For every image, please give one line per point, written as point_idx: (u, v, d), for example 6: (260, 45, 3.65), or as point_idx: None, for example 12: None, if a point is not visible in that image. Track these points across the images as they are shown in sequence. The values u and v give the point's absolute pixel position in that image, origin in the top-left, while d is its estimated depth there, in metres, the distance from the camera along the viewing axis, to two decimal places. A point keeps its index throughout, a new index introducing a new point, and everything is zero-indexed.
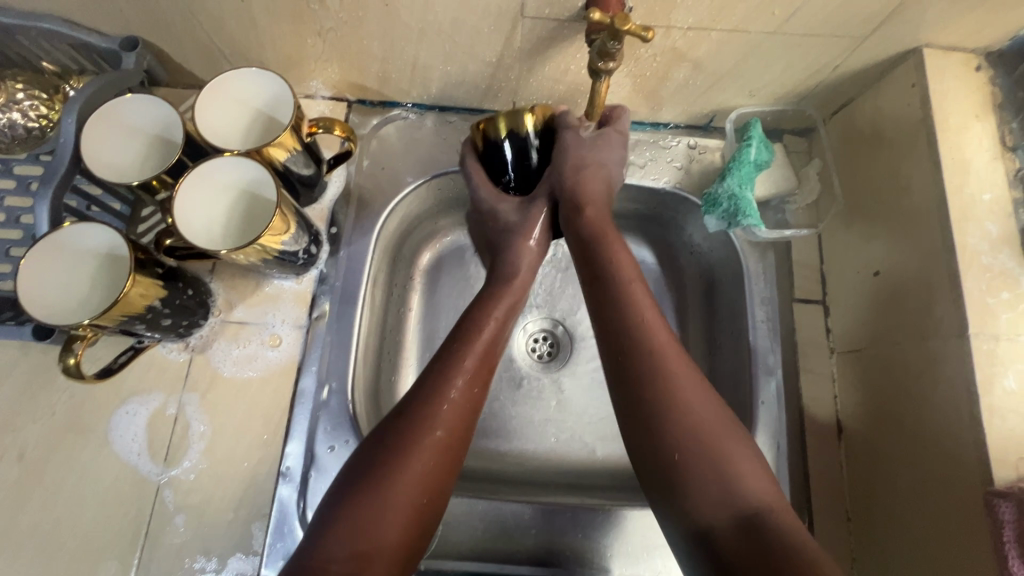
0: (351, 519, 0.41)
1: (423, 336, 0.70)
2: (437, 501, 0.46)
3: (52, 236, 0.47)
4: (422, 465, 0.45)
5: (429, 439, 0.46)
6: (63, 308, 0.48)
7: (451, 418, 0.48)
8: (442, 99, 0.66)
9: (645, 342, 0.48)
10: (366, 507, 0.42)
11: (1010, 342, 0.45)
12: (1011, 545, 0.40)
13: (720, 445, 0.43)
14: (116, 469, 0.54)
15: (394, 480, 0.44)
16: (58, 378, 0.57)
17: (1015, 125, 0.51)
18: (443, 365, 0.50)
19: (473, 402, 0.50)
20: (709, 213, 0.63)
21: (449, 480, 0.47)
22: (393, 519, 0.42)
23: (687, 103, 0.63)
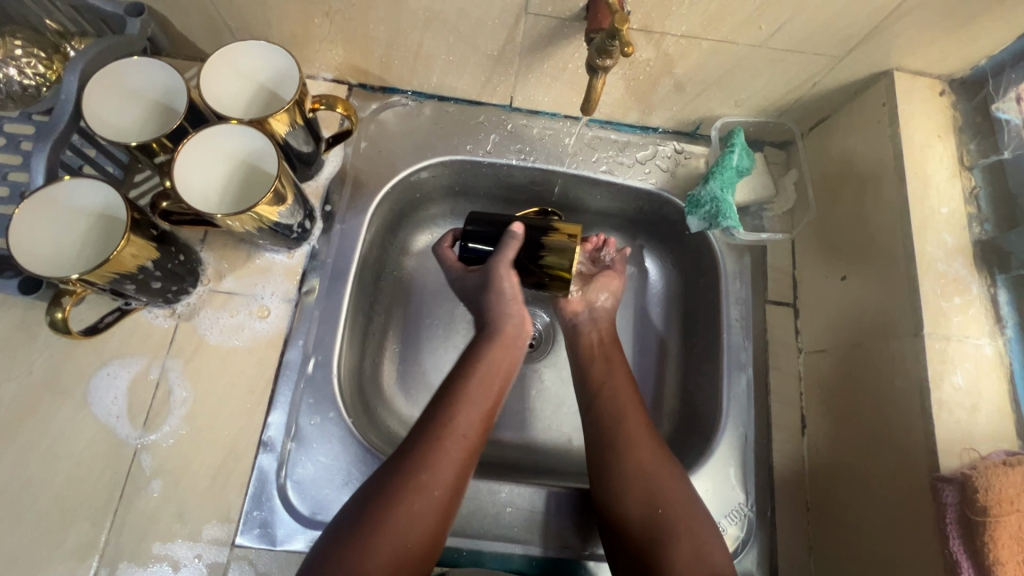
0: (334, 574, 0.42)
1: (409, 331, 0.71)
2: (424, 560, 0.46)
3: (47, 188, 0.47)
4: (411, 523, 0.45)
5: (422, 495, 0.46)
6: (53, 259, 0.48)
7: (452, 473, 0.48)
8: (441, 89, 0.68)
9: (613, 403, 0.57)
10: (350, 554, 0.43)
11: (959, 342, 0.49)
12: (953, 526, 0.43)
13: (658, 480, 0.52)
14: (92, 431, 0.54)
15: (377, 532, 0.44)
16: (38, 336, 0.56)
17: (972, 147, 0.55)
18: (443, 415, 0.50)
19: (473, 457, 0.50)
20: (691, 214, 0.66)
21: (439, 534, 0.47)
22: (374, 570, 0.43)
23: (676, 108, 0.67)
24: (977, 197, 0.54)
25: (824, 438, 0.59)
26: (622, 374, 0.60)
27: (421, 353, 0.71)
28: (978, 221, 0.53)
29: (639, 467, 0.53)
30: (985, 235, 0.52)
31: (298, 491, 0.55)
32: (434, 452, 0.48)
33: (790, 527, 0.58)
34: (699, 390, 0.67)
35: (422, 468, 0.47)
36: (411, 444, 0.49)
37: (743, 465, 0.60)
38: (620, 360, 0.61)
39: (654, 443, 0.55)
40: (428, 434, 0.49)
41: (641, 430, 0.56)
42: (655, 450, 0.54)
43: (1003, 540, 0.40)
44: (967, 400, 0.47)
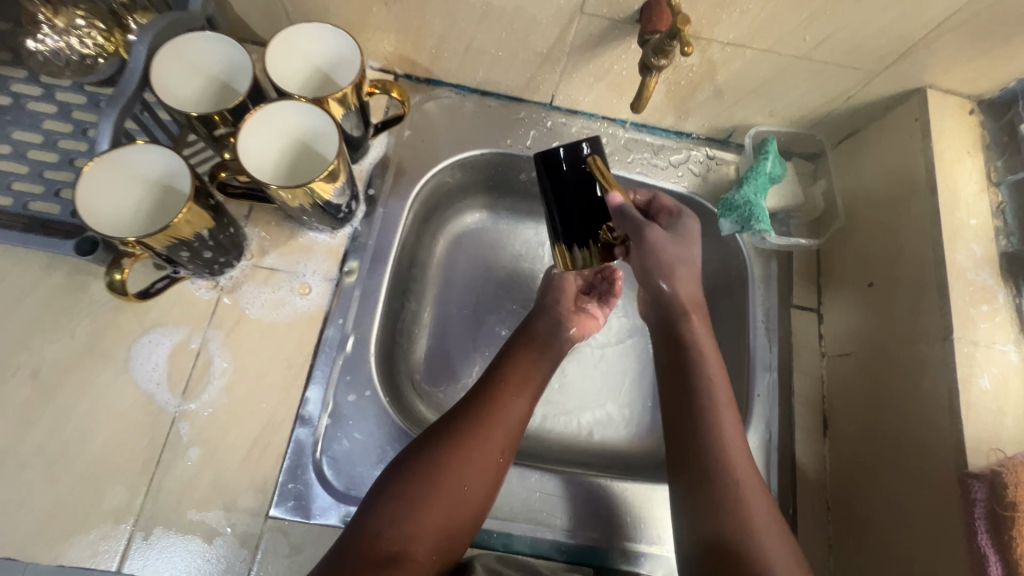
0: (401, 509, 0.47)
1: (434, 322, 0.72)
2: (478, 515, 0.50)
3: (108, 154, 0.47)
4: (471, 477, 0.50)
5: (479, 455, 0.51)
6: (120, 223, 0.50)
7: (503, 436, 0.53)
8: (485, 84, 0.70)
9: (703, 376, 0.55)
10: (405, 503, 0.47)
11: (986, 348, 0.51)
12: (982, 521, 0.44)
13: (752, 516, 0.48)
14: (132, 396, 0.54)
15: (433, 487, 0.48)
16: (83, 300, 0.57)
17: (999, 164, 0.58)
18: (494, 382, 0.56)
19: (518, 432, 0.54)
20: (724, 216, 0.67)
21: (485, 501, 0.51)
22: (429, 524, 0.47)
23: (713, 115, 0.69)
24: (1003, 211, 0.56)
25: (846, 439, 0.60)
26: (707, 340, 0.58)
27: (450, 342, 0.72)
28: (1004, 234, 0.55)
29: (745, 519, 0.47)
30: (1012, 247, 0.55)
31: (333, 466, 0.55)
32: (488, 415, 0.53)
33: (810, 524, 0.60)
34: None
35: (481, 427, 0.52)
36: (469, 407, 0.54)
37: (767, 462, 0.61)
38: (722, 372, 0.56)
39: (784, 541, 0.47)
40: (481, 404, 0.54)
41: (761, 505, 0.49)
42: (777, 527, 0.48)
43: None
44: (994, 402, 0.49)
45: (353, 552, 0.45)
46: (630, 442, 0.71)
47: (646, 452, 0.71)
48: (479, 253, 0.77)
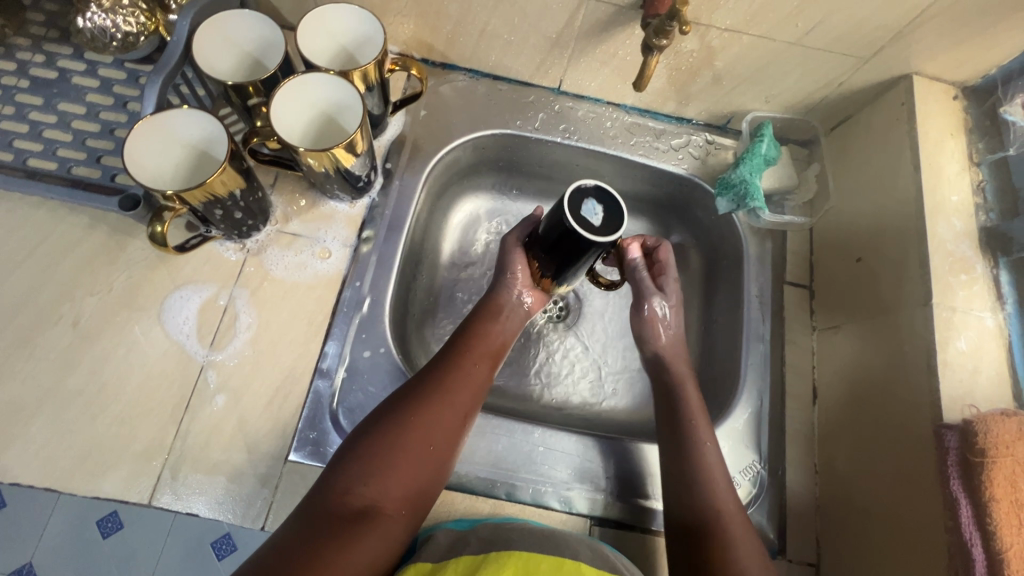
0: (370, 467, 0.48)
1: (447, 297, 0.76)
2: (442, 472, 0.52)
3: (146, 120, 0.51)
4: (435, 435, 0.52)
5: (442, 415, 0.53)
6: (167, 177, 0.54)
7: (464, 401, 0.55)
8: (497, 68, 0.74)
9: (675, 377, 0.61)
10: (373, 462, 0.49)
11: (964, 313, 0.54)
12: (954, 468, 0.47)
13: (720, 509, 0.52)
14: (164, 346, 0.59)
15: (399, 448, 0.50)
16: (121, 257, 0.61)
17: (980, 146, 0.61)
18: (454, 351, 0.58)
19: (476, 398, 0.56)
20: (721, 196, 0.72)
21: (448, 461, 0.53)
22: (397, 483, 0.49)
23: (712, 101, 0.73)
24: (984, 189, 0.59)
25: (833, 405, 0.64)
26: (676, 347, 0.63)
27: (458, 313, 0.76)
28: (984, 210, 0.59)
29: (710, 498, 0.53)
30: (991, 223, 0.58)
31: (349, 416, 0.59)
32: (451, 377, 0.55)
33: (798, 485, 0.63)
34: (717, 360, 0.72)
35: (444, 388, 0.54)
36: (432, 371, 0.56)
37: (758, 426, 0.64)
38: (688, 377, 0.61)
39: (751, 532, 0.51)
40: (442, 370, 0.56)
41: (729, 498, 0.53)
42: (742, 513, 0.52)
43: (998, 480, 0.45)
44: (969, 362, 0.52)
45: (322, 508, 0.46)
46: (628, 411, 0.75)
47: (643, 421, 0.74)
48: (487, 230, 0.81)
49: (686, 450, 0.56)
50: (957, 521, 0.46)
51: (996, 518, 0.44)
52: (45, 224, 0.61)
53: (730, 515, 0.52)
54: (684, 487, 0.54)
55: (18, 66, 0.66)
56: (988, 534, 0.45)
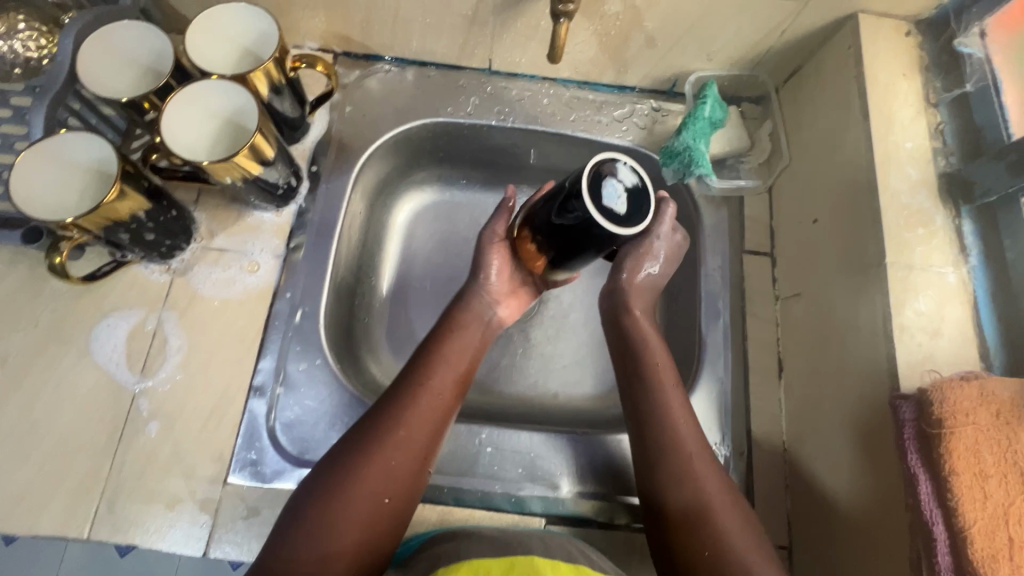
0: (318, 523, 0.45)
1: (397, 300, 0.74)
2: (401, 520, 0.49)
3: (38, 186, 0.51)
4: (390, 482, 0.48)
5: (397, 452, 0.49)
6: (93, 182, 0.53)
7: (423, 428, 0.51)
8: (422, 54, 0.71)
9: (651, 376, 0.56)
10: (322, 517, 0.45)
11: (921, 270, 0.49)
12: (910, 441, 0.44)
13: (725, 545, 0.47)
14: (95, 377, 0.57)
15: (349, 494, 0.47)
16: (44, 290, 0.60)
17: (938, 84, 0.56)
18: (413, 376, 0.54)
19: (440, 422, 0.53)
20: (666, 164, 0.67)
21: (410, 497, 0.50)
22: (348, 533, 0.46)
23: (651, 65, 0.68)
24: (943, 131, 0.54)
25: (798, 377, 0.60)
26: (650, 335, 0.58)
27: (409, 315, 0.73)
28: (943, 154, 0.53)
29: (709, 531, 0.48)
30: (951, 167, 0.53)
31: (286, 432, 0.57)
32: (409, 410, 0.51)
33: (767, 467, 0.60)
34: (678, 338, 0.68)
35: (401, 425, 0.50)
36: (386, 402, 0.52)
37: (720, 407, 0.61)
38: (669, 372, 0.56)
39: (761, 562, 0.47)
40: (397, 398, 0.52)
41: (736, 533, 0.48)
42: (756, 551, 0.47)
43: (958, 450, 0.41)
44: (929, 323, 0.48)
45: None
46: (593, 401, 0.72)
47: (607, 409, 0.71)
48: (434, 227, 0.78)
49: (675, 479, 0.51)
50: (916, 498, 0.43)
51: (956, 492, 0.40)
52: None
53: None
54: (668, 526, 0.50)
55: None
56: (949, 510, 0.41)
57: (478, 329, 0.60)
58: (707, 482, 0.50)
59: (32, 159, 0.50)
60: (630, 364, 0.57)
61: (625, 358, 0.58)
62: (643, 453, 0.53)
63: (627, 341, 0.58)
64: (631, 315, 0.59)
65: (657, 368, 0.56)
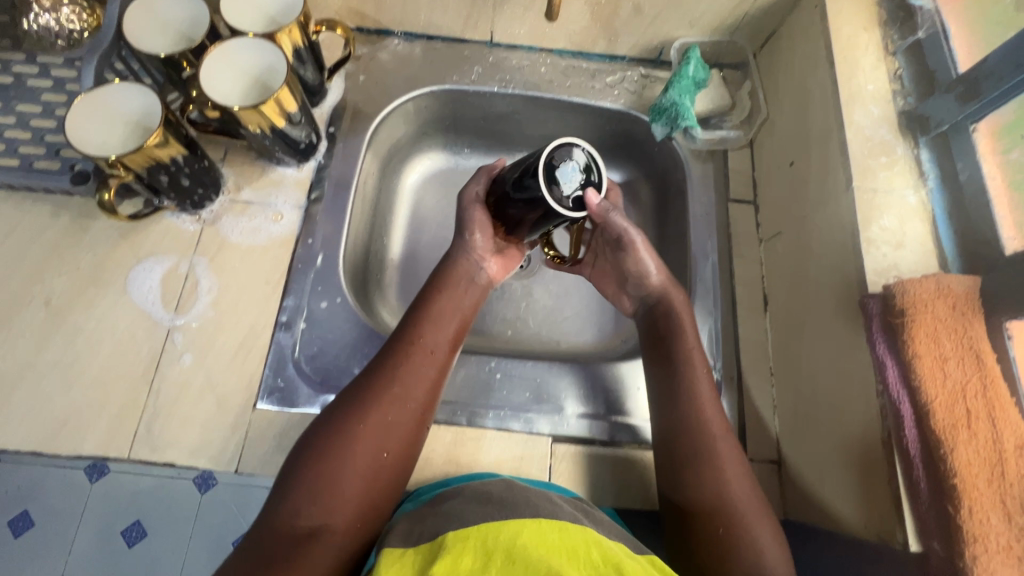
0: (315, 485, 0.46)
1: (408, 256, 0.79)
2: (401, 476, 0.51)
3: (115, 137, 0.57)
4: (386, 437, 0.50)
5: (393, 414, 0.51)
6: (137, 113, 0.57)
7: (416, 392, 0.53)
8: (429, 27, 0.77)
9: (680, 352, 0.59)
10: (321, 480, 0.46)
11: (885, 192, 0.55)
12: (879, 333, 0.49)
13: (739, 506, 0.50)
14: (132, 314, 0.62)
15: (346, 458, 0.48)
16: (84, 237, 0.64)
17: (895, 36, 0.62)
18: (403, 345, 0.55)
19: (433, 386, 0.55)
20: (655, 121, 0.74)
21: (407, 458, 0.51)
22: (348, 495, 0.47)
23: (639, 33, 0.75)
24: (901, 76, 0.60)
25: (781, 307, 0.65)
26: (687, 321, 0.61)
27: (420, 270, 0.78)
28: (901, 95, 0.60)
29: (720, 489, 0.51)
30: (909, 106, 0.59)
31: (311, 363, 0.62)
32: (401, 375, 0.53)
33: (756, 390, 0.65)
34: None
35: (392, 385, 0.52)
36: (377, 368, 0.53)
37: (711, 337, 0.66)
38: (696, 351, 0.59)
39: (770, 522, 0.50)
40: (389, 365, 0.54)
41: (745, 497, 0.51)
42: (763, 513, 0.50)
43: (919, 335, 0.46)
44: (892, 237, 0.53)
45: (267, 537, 0.44)
46: (593, 345, 0.77)
47: (607, 353, 0.76)
48: (441, 190, 0.83)
49: (701, 451, 0.53)
50: (885, 382, 0.48)
51: (919, 372, 0.45)
52: (13, 214, 0.65)
53: (765, 536, 0.49)
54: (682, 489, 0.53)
55: None
56: (913, 388, 0.46)
57: (467, 301, 0.61)
58: (722, 449, 0.53)
59: (95, 119, 0.56)
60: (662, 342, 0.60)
61: (660, 337, 0.61)
62: (665, 424, 0.56)
63: (663, 325, 0.61)
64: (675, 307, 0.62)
65: (684, 348, 0.59)
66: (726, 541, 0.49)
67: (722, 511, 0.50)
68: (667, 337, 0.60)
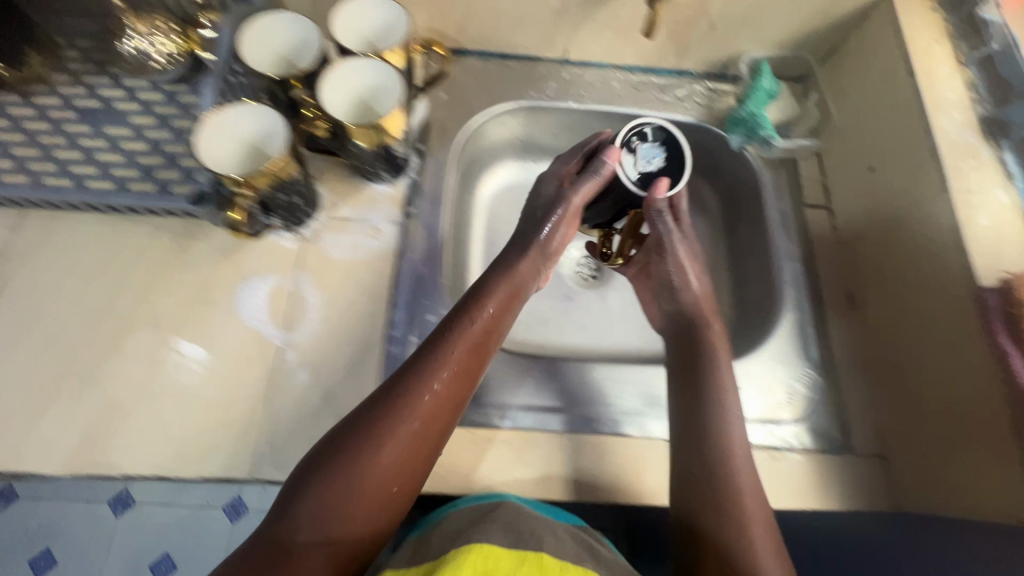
0: (320, 501, 0.43)
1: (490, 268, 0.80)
2: (411, 493, 0.47)
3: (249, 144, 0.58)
4: (416, 449, 0.46)
5: (408, 424, 0.46)
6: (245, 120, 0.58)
7: (454, 401, 0.49)
8: (506, 46, 0.79)
9: (707, 369, 0.60)
10: (332, 493, 0.43)
11: (979, 192, 0.58)
12: (997, 323, 0.53)
13: (747, 524, 0.51)
14: (242, 334, 0.62)
15: (367, 471, 0.44)
16: (187, 258, 0.64)
17: (966, 47, 0.66)
18: (438, 343, 0.51)
19: (463, 391, 0.50)
20: (732, 131, 0.79)
21: (426, 473, 0.48)
22: (351, 514, 0.43)
23: (709, 49, 0.78)
24: (976, 84, 0.64)
25: (869, 305, 0.68)
26: (726, 361, 0.61)
27: None
28: (979, 102, 0.63)
29: (733, 508, 0.52)
30: (988, 111, 0.63)
31: None
32: (432, 380, 0.49)
33: (852, 386, 0.67)
34: (754, 286, 0.76)
35: (421, 392, 0.48)
36: (411, 368, 0.49)
37: (803, 338, 0.69)
38: (721, 356, 0.61)
39: (775, 537, 0.51)
40: (419, 368, 0.49)
41: (756, 510, 0.52)
42: (769, 532, 0.51)
43: None
44: (994, 233, 0.56)
45: (264, 545, 0.41)
46: None
47: None
48: (515, 202, 0.84)
49: (710, 460, 0.54)
50: (1009, 369, 0.51)
51: None
52: (114, 237, 0.64)
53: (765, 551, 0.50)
54: (693, 496, 0.53)
55: (62, 101, 0.70)
56: None
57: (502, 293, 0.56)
58: (743, 467, 0.54)
59: (228, 142, 0.58)
60: (688, 365, 0.61)
61: (683, 362, 0.62)
62: (681, 435, 0.57)
63: (690, 347, 0.63)
64: (705, 330, 0.64)
65: (716, 365, 0.60)
66: (731, 547, 0.50)
67: (732, 522, 0.51)
68: (695, 352, 0.62)
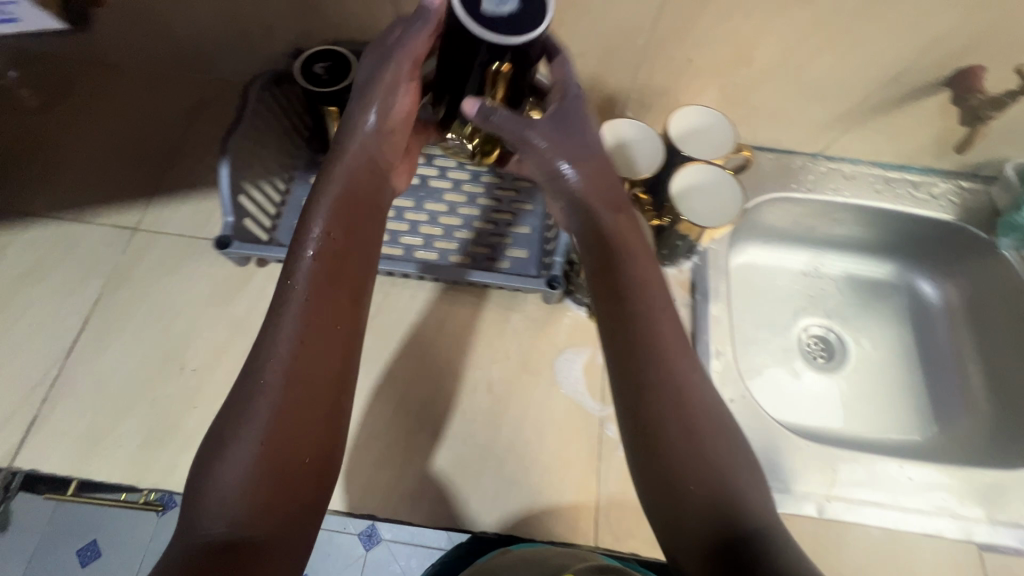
0: (225, 461, 0.44)
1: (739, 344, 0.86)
2: (322, 461, 0.48)
3: None
4: (289, 400, 0.47)
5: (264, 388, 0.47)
6: None
7: (309, 344, 0.49)
8: (768, 141, 0.85)
9: (639, 299, 0.54)
10: (226, 450, 0.45)
11: None
12: None
13: (697, 486, 0.47)
14: (566, 404, 0.68)
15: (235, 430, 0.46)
16: (508, 329, 0.72)
17: None
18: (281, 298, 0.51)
19: (323, 340, 0.50)
20: (1005, 235, 0.80)
21: (316, 424, 0.48)
22: (242, 475, 0.44)
23: (972, 153, 0.82)
24: None
25: None
26: (647, 259, 0.56)
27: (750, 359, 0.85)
28: None
29: (682, 487, 0.48)
30: None
31: None
32: (284, 320, 0.50)
33: None
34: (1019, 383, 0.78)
35: (282, 345, 0.49)
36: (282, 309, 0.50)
37: None
38: (656, 287, 0.55)
39: (749, 491, 0.48)
40: (305, 307, 0.50)
41: (733, 477, 0.48)
42: (749, 487, 0.48)
43: None
44: None
45: (199, 524, 0.42)
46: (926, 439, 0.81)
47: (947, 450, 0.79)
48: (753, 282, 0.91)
49: (662, 441, 0.49)
50: None
51: None
52: (445, 306, 0.73)
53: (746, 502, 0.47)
54: (680, 491, 0.48)
55: None
56: None
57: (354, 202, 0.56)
58: (672, 431, 0.49)
59: None
60: (612, 290, 0.54)
61: (618, 288, 0.54)
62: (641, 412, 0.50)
63: (611, 256, 0.55)
64: (627, 245, 0.56)
65: (636, 277, 0.55)
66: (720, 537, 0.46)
67: (690, 488, 0.47)
68: (614, 278, 0.55)
